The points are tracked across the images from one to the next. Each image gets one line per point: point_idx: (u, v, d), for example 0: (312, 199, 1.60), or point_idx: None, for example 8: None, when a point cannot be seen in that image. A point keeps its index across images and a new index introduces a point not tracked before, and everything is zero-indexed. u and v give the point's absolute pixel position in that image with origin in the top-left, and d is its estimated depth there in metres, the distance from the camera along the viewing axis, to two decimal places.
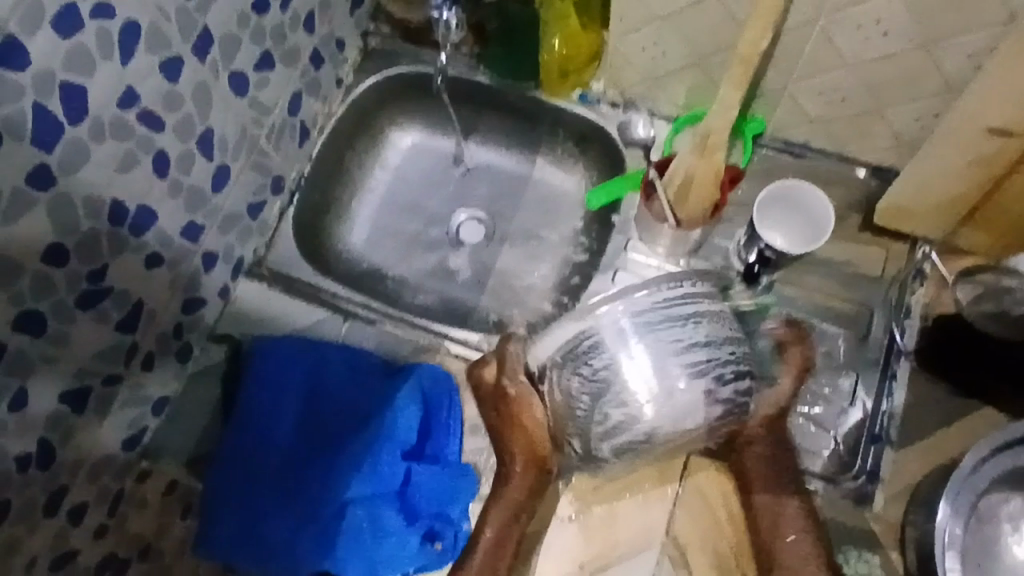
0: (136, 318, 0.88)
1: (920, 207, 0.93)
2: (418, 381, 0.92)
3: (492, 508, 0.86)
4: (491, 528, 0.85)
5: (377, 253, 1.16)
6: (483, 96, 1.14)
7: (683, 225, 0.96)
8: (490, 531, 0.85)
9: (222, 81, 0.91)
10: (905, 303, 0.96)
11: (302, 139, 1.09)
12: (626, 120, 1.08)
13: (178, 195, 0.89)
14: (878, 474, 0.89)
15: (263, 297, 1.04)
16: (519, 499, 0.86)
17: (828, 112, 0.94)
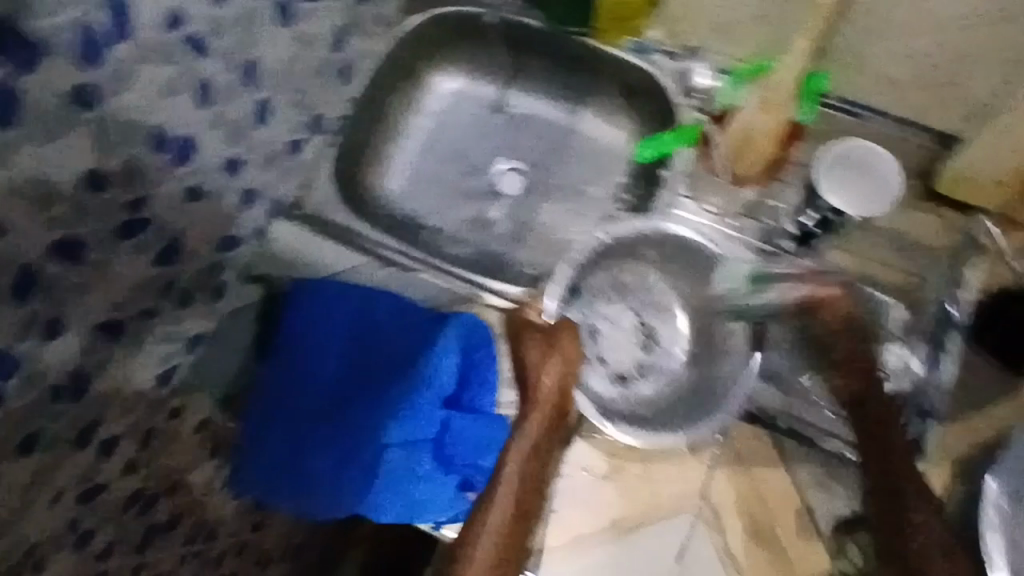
0: (174, 252, 0.86)
1: (985, 176, 0.89)
2: (458, 330, 0.90)
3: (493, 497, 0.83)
4: (514, 468, 0.84)
5: (416, 201, 1.14)
6: (535, 41, 1.10)
7: (739, 181, 0.95)
8: (511, 468, 0.84)
9: (268, 9, 0.87)
10: (961, 276, 0.91)
11: (345, 77, 1.05)
12: (682, 69, 1.01)
13: (218, 127, 0.87)
14: (922, 448, 0.87)
15: (298, 238, 1.01)
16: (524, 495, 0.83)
17: (901, 71, 0.90)
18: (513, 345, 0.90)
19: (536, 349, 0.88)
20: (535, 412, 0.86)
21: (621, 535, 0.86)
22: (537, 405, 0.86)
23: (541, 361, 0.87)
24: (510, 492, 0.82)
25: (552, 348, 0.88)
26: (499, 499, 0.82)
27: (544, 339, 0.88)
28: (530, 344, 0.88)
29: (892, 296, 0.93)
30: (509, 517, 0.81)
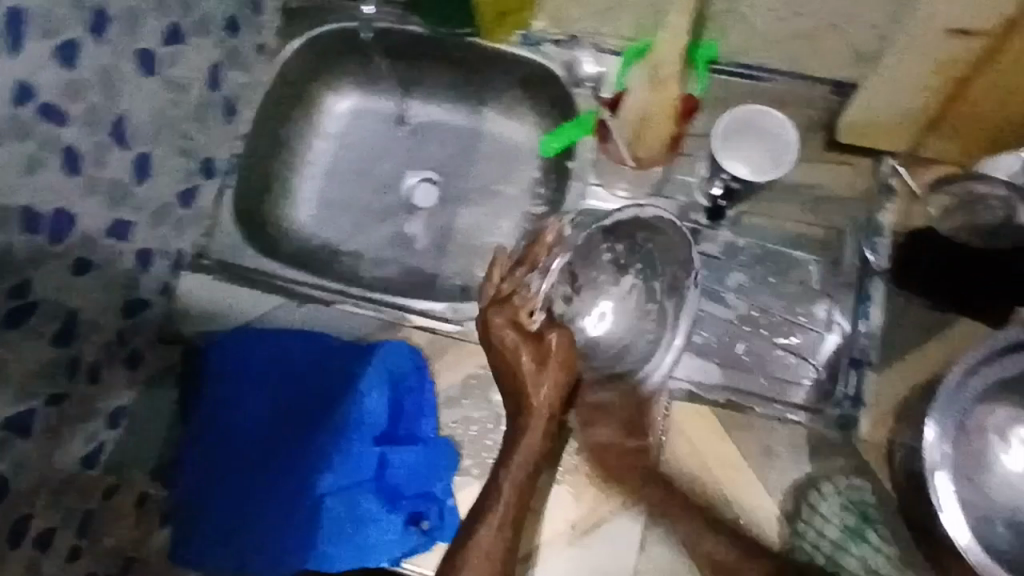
0: (71, 330, 0.82)
1: (882, 120, 0.89)
2: (384, 362, 0.91)
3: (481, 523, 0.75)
4: (511, 489, 0.76)
5: (328, 227, 1.09)
6: (420, 48, 1.06)
7: (643, 163, 0.94)
8: (509, 487, 0.76)
9: (126, 61, 0.83)
10: (877, 221, 0.92)
11: (228, 115, 1.02)
12: (571, 57, 1.00)
13: (96, 192, 0.82)
14: (860, 399, 0.88)
15: (208, 290, 0.98)
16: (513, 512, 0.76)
17: (779, 29, 0.88)
18: (502, 350, 0.77)
19: (533, 365, 0.76)
20: (532, 433, 0.76)
21: (580, 536, 0.87)
22: (535, 426, 0.76)
23: (538, 375, 0.76)
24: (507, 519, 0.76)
25: (551, 364, 0.76)
26: (492, 529, 0.75)
27: (538, 351, 0.76)
28: (522, 354, 0.76)
29: (811, 252, 0.93)
30: (503, 545, 0.75)
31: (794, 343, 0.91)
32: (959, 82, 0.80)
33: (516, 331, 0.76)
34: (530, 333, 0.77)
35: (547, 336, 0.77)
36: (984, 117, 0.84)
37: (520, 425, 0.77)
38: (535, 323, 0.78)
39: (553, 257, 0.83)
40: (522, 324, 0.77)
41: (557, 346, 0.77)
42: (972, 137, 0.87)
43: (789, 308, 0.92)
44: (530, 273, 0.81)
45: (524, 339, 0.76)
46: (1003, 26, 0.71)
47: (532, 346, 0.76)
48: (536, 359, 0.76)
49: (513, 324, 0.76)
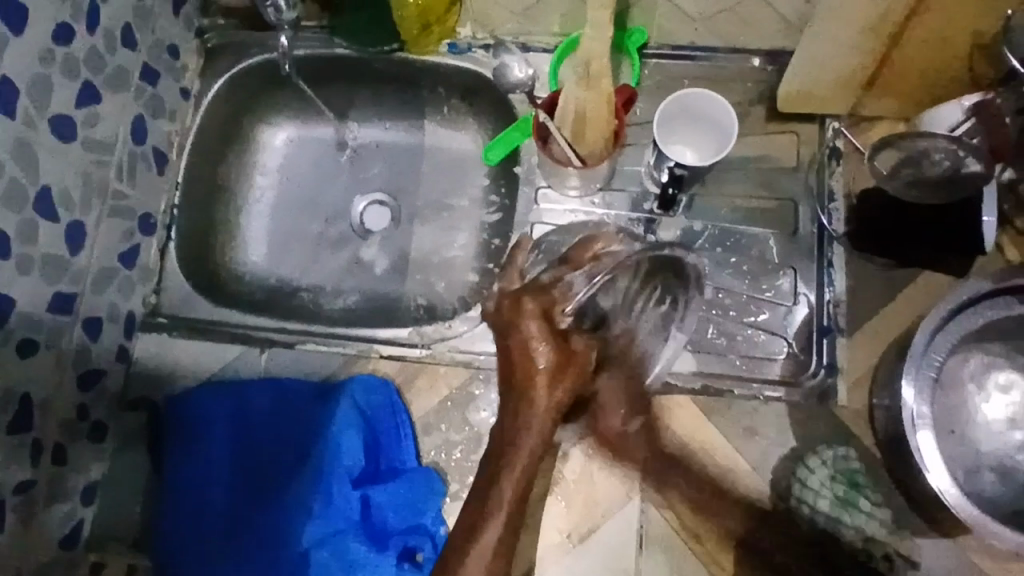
0: (27, 414, 0.79)
1: (821, 85, 0.87)
2: (352, 398, 0.89)
3: (481, 534, 0.72)
4: (511, 495, 0.74)
5: (283, 264, 1.06)
6: (348, 70, 1.04)
7: (588, 161, 0.91)
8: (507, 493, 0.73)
9: (43, 131, 0.80)
10: (827, 186, 0.92)
11: (161, 166, 0.99)
12: (501, 63, 0.99)
13: (31, 270, 0.79)
14: (835, 366, 0.88)
15: (166, 347, 0.96)
16: (507, 525, 0.73)
17: (706, 6, 0.88)
18: (520, 339, 0.77)
19: (551, 362, 0.75)
20: (531, 440, 0.74)
21: (577, 545, 0.86)
22: (535, 433, 0.75)
23: (553, 374, 0.75)
24: (497, 533, 0.73)
25: (570, 366, 0.76)
26: (484, 541, 0.72)
27: (563, 353, 0.76)
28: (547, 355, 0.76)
29: (767, 226, 0.92)
30: (497, 563, 0.72)
31: (764, 319, 0.90)
32: (892, 39, 0.79)
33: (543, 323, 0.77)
34: (557, 330, 0.78)
35: (572, 341, 0.78)
36: (921, 68, 0.83)
37: (520, 433, 0.75)
38: (563, 323, 0.79)
39: (598, 267, 0.84)
40: (551, 316, 0.78)
41: (580, 350, 0.78)
42: (910, 90, 0.87)
43: (754, 284, 0.91)
44: (572, 274, 0.84)
45: (550, 335, 0.76)
46: None
47: (554, 346, 0.76)
48: (557, 359, 0.76)
49: (542, 316, 0.77)
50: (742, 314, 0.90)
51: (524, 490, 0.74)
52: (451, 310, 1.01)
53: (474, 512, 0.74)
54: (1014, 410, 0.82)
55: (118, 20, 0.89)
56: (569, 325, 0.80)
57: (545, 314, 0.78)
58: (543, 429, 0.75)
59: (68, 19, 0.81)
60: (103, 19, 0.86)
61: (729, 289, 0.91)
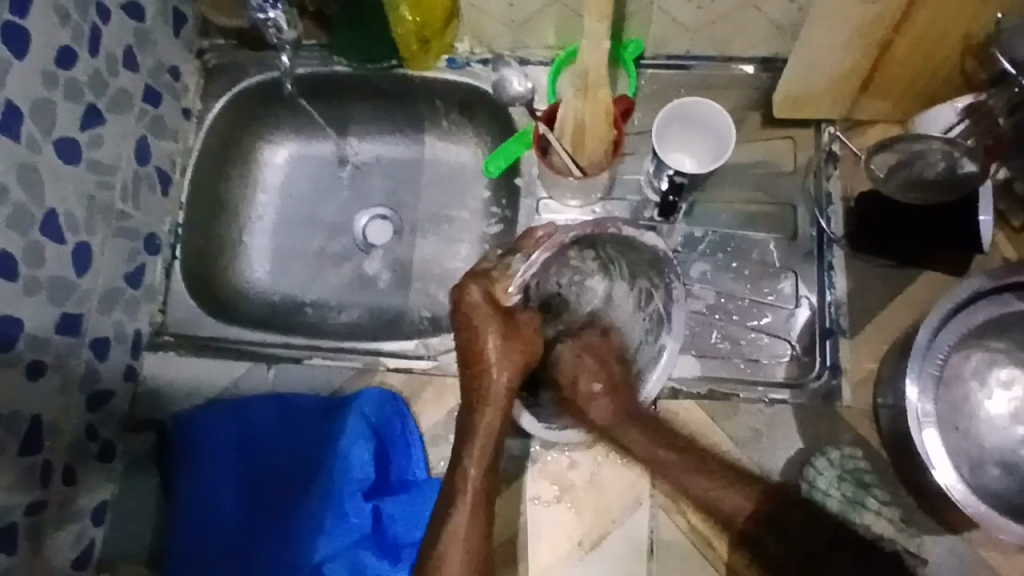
0: (37, 437, 0.80)
1: (816, 90, 0.89)
2: (361, 413, 0.90)
3: (455, 506, 0.79)
4: (476, 471, 0.80)
5: (287, 280, 1.06)
6: (347, 88, 1.05)
7: (588, 171, 0.92)
8: (474, 467, 0.80)
9: (47, 154, 0.81)
10: (824, 190, 0.93)
11: (164, 186, 1.00)
12: (500, 77, 1.00)
13: (38, 292, 0.80)
14: (839, 367, 0.89)
15: (173, 366, 0.96)
16: (481, 497, 0.79)
17: (701, 17, 0.89)
18: (472, 325, 0.82)
19: (502, 346, 0.82)
20: (489, 414, 0.81)
21: (588, 552, 0.86)
22: (494, 406, 0.81)
23: (506, 352, 0.82)
24: (469, 501, 0.79)
25: (520, 342, 0.83)
26: (461, 510, 0.78)
27: (512, 331, 0.83)
28: (497, 340, 0.82)
29: (767, 230, 0.94)
30: (473, 528, 0.78)
31: (767, 323, 0.91)
32: (883, 43, 0.81)
33: (490, 305, 0.82)
34: (503, 311, 0.83)
35: (517, 317, 0.84)
36: (914, 72, 0.84)
37: (478, 408, 0.81)
38: (507, 303, 0.84)
39: (538, 246, 0.82)
40: (496, 298, 0.83)
41: (524, 324, 0.84)
42: (904, 93, 0.88)
43: (756, 287, 0.92)
44: (514, 258, 0.85)
45: (497, 314, 0.82)
46: None
47: (500, 325, 0.82)
48: (505, 336, 0.82)
49: (488, 298, 0.83)
50: (744, 318, 0.91)
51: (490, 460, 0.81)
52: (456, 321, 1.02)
53: (449, 483, 0.81)
54: (1016, 405, 0.83)
55: (119, 43, 0.90)
56: (517, 302, 0.85)
57: (488, 294, 0.83)
58: (499, 402, 0.82)
59: (70, 43, 0.82)
60: (104, 42, 0.87)
61: (732, 294, 0.92)
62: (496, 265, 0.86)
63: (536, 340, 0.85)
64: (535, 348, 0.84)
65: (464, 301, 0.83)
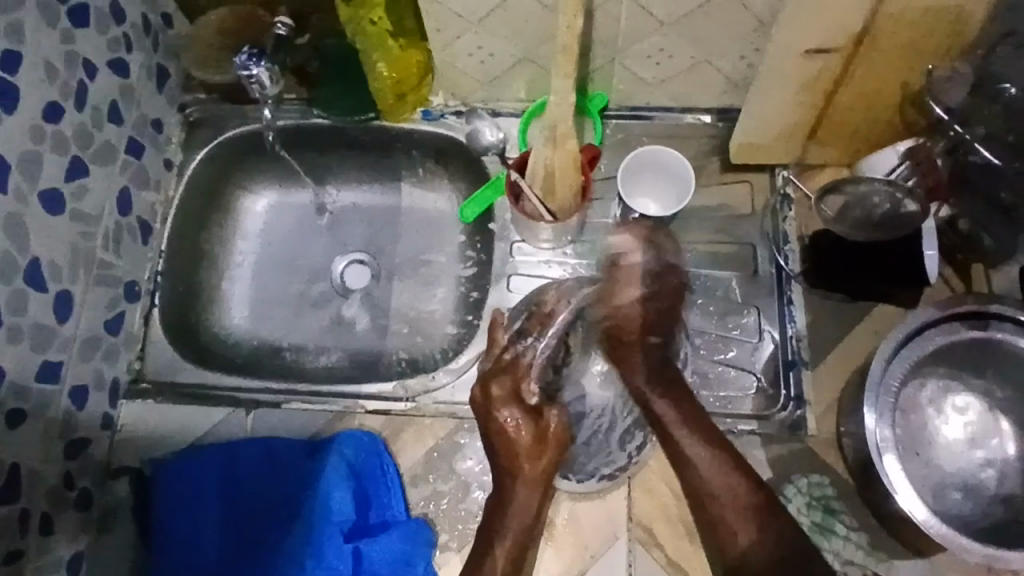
0: (15, 486, 0.80)
1: (768, 140, 0.96)
2: (341, 453, 0.91)
3: None
4: (502, 553, 0.81)
5: (265, 327, 1.07)
6: (327, 140, 1.09)
7: (559, 216, 0.96)
8: (502, 550, 0.81)
9: (33, 205, 0.83)
10: (781, 230, 0.99)
11: (145, 236, 1.02)
12: (473, 129, 1.05)
13: (20, 340, 0.81)
14: (803, 398, 0.92)
15: (150, 413, 0.97)
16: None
17: (661, 71, 0.95)
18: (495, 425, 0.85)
19: (531, 442, 0.84)
20: (528, 499, 0.83)
21: None
22: (531, 496, 0.83)
23: (532, 445, 0.84)
24: None
25: (546, 442, 0.84)
26: None
27: (536, 428, 0.85)
28: (523, 431, 0.84)
29: (729, 269, 0.98)
30: None
31: (734, 356, 0.95)
32: (826, 97, 0.88)
33: (516, 403, 0.85)
34: (530, 408, 0.86)
35: (546, 413, 0.85)
36: (857, 122, 0.92)
37: (512, 496, 0.83)
38: (533, 400, 0.86)
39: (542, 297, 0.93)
40: (521, 395, 0.86)
41: (553, 423, 0.85)
42: (850, 141, 0.95)
43: (721, 323, 0.96)
44: (524, 339, 0.89)
45: (525, 410, 0.85)
46: (855, 41, 0.80)
47: (531, 424, 0.85)
48: (533, 435, 0.84)
49: (512, 396, 0.86)
50: (714, 352, 0.95)
51: (517, 545, 0.82)
52: (433, 363, 1.04)
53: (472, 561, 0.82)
54: (972, 430, 0.87)
55: (104, 98, 0.93)
56: (542, 396, 0.87)
57: (510, 380, 0.86)
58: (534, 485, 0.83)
59: (57, 98, 0.85)
60: (91, 97, 0.91)
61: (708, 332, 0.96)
62: (514, 350, 0.89)
63: (564, 443, 0.85)
64: (564, 450, 0.85)
65: (477, 393, 0.86)
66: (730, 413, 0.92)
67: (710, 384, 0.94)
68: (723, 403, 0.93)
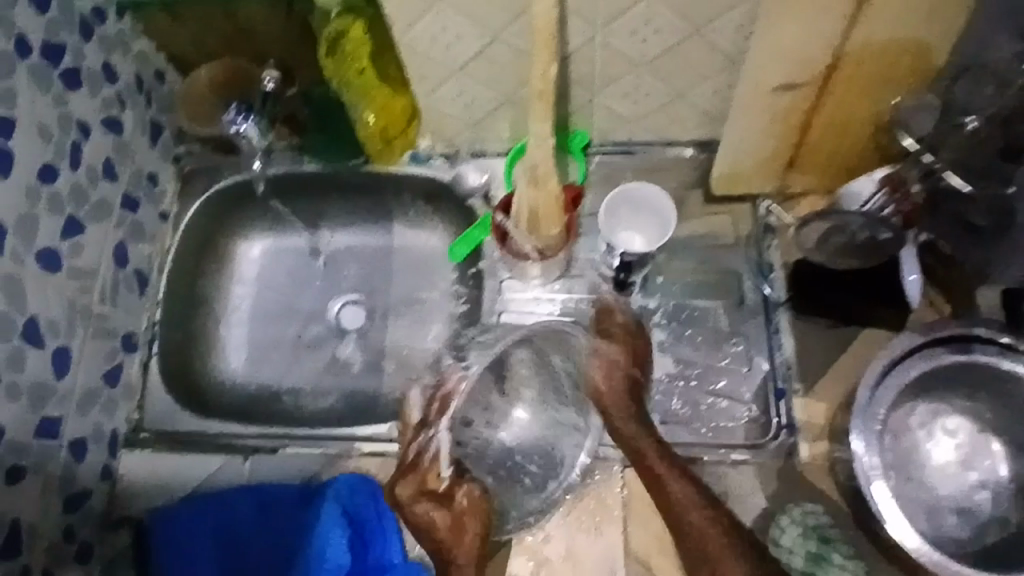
0: (15, 541, 0.81)
1: (747, 172, 0.97)
2: (338, 499, 0.91)
3: None
4: None
5: (261, 370, 1.09)
6: (319, 185, 1.11)
7: (546, 252, 0.99)
8: None
9: (30, 265, 0.85)
10: (766, 259, 1.00)
11: (142, 287, 1.04)
12: (457, 172, 1.08)
13: (19, 398, 0.83)
14: (795, 426, 0.93)
15: (148, 463, 0.98)
16: None
17: (640, 109, 0.98)
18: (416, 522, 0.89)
19: (448, 525, 0.88)
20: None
21: None
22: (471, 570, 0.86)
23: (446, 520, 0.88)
24: None
25: (462, 518, 0.89)
26: None
27: (452, 514, 0.89)
28: (438, 522, 0.88)
29: (715, 299, 1.00)
30: None
31: (725, 385, 0.96)
32: (800, 128, 0.90)
33: (427, 499, 0.90)
34: (440, 494, 0.91)
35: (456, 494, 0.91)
36: (833, 151, 0.93)
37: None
38: (441, 485, 0.92)
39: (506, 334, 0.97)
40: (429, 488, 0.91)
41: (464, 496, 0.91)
42: (828, 169, 0.96)
43: (710, 353, 0.97)
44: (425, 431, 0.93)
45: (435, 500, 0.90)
46: (822, 75, 0.82)
47: (444, 513, 0.89)
48: (450, 524, 0.88)
49: (420, 492, 0.90)
50: (705, 381, 0.96)
51: None
52: None
53: None
54: (963, 452, 0.88)
55: (99, 156, 0.96)
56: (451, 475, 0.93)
57: (413, 477, 0.91)
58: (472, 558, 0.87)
59: (53, 159, 0.88)
60: (86, 157, 0.94)
61: (695, 361, 0.97)
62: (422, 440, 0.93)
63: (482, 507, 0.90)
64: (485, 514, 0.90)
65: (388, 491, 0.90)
66: (722, 441, 0.93)
67: (702, 412, 0.95)
68: (713, 434, 0.93)
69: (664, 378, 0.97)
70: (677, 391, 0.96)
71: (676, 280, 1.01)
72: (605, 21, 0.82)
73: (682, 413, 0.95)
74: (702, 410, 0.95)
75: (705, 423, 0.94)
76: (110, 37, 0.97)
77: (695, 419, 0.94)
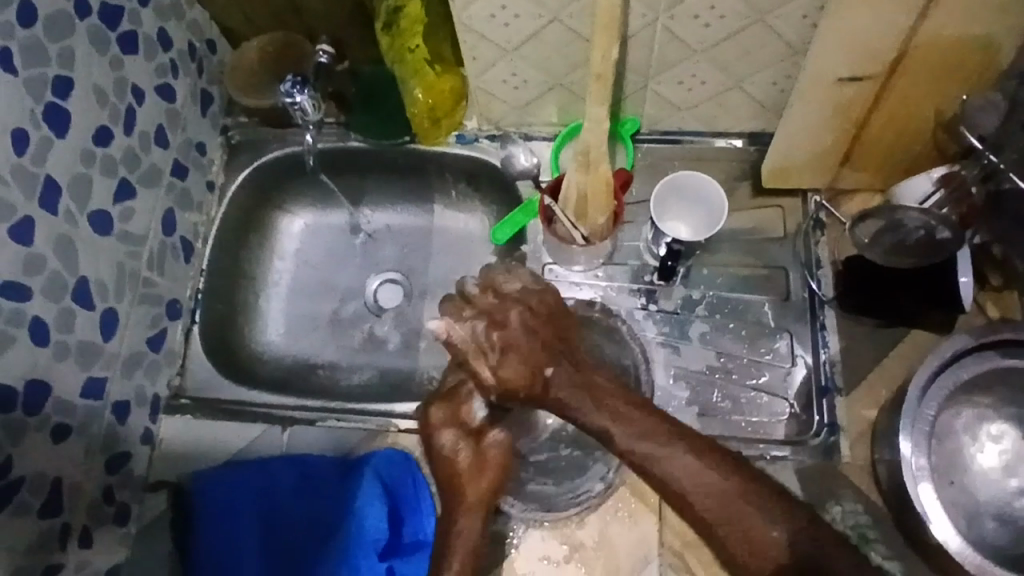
0: (58, 498, 0.83)
1: (799, 165, 0.96)
2: (377, 475, 0.92)
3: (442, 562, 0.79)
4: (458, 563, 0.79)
5: (298, 344, 1.10)
6: (365, 160, 1.10)
7: (592, 238, 0.97)
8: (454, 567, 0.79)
9: (83, 227, 0.86)
10: (814, 255, 0.99)
11: (187, 255, 1.05)
12: (507, 154, 1.06)
13: (67, 356, 0.84)
14: (836, 424, 0.92)
15: (187, 429, 0.99)
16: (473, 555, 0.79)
17: (693, 97, 0.97)
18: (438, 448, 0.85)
19: (468, 462, 0.84)
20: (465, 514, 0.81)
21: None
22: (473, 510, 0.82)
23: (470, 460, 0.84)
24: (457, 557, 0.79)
25: (483, 463, 0.84)
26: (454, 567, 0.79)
27: (476, 455, 0.84)
28: (461, 453, 0.84)
29: (760, 292, 0.99)
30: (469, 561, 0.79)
31: (766, 380, 0.95)
32: (859, 122, 0.88)
33: (455, 428, 0.85)
34: (471, 429, 0.85)
35: (488, 437, 0.85)
36: (889, 146, 0.91)
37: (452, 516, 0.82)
38: (476, 421, 0.86)
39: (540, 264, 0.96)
40: (463, 420, 0.85)
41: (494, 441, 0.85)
42: (883, 164, 0.95)
43: (754, 346, 0.96)
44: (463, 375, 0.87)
45: (464, 430, 0.85)
46: (888, 68, 0.81)
47: (471, 444, 0.84)
48: (470, 462, 0.83)
49: (449, 417, 0.85)
50: (747, 376, 0.95)
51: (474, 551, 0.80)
52: None
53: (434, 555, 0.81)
54: (1007, 458, 0.86)
55: (151, 123, 0.97)
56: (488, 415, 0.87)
57: (445, 402, 0.86)
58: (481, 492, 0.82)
59: (108, 121, 0.89)
60: (139, 122, 0.94)
61: (738, 354, 0.96)
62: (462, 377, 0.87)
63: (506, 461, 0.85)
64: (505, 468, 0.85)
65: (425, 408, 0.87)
66: (762, 436, 0.92)
67: (742, 406, 0.94)
68: (753, 429, 0.93)
69: (705, 371, 0.96)
70: (718, 385, 0.95)
71: (721, 272, 1.00)
72: (668, 5, 0.81)
73: (724, 405, 0.94)
74: (742, 405, 0.94)
75: (744, 416, 0.94)
76: (166, 5, 0.97)
77: (734, 413, 0.94)
